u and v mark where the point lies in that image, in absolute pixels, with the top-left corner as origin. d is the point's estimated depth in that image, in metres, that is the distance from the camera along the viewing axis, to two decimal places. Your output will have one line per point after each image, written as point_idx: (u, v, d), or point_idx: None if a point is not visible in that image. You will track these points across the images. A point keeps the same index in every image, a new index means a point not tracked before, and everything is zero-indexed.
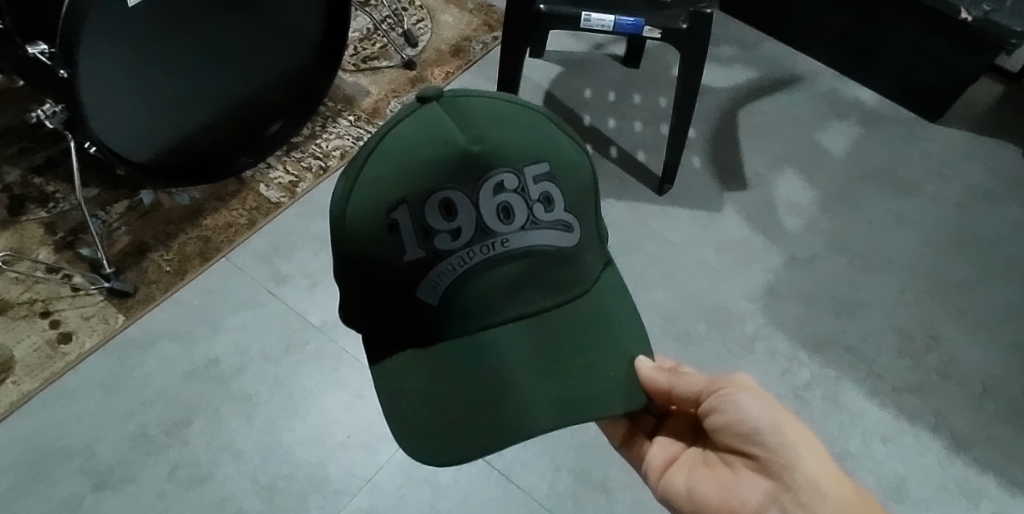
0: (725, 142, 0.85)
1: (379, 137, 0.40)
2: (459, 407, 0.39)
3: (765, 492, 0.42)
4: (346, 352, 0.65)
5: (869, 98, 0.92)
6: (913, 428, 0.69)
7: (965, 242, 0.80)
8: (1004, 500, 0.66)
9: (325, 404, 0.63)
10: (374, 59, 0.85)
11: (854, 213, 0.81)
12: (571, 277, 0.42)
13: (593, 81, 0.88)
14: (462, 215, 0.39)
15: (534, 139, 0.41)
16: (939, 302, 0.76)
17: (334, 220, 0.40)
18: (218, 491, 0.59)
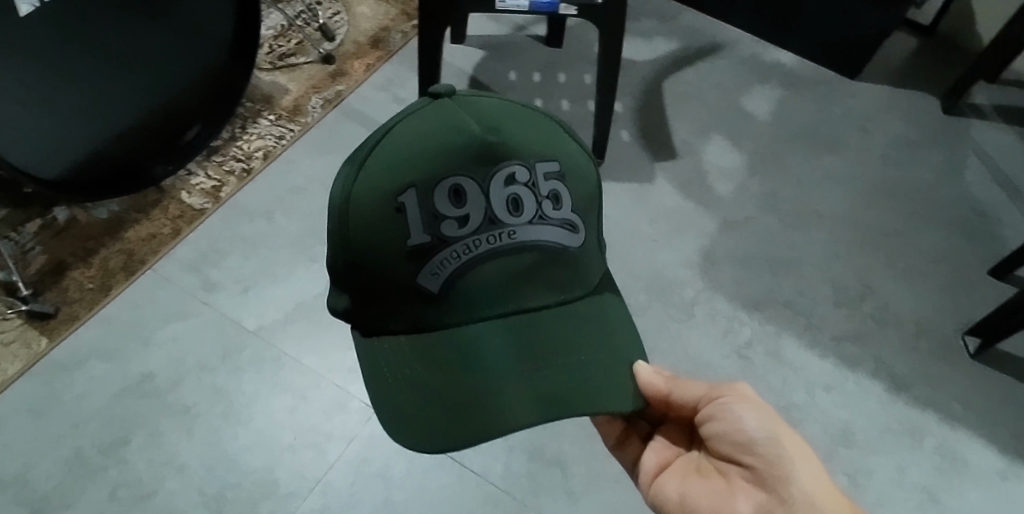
0: (652, 114, 0.86)
1: (396, 127, 0.42)
2: (457, 394, 0.39)
3: (759, 505, 0.42)
4: (285, 354, 0.64)
5: (789, 59, 0.94)
6: (854, 374, 0.71)
7: (890, 191, 0.83)
8: (945, 434, 0.69)
9: (269, 408, 0.61)
10: (292, 56, 0.83)
11: (780, 172, 0.83)
12: (577, 277, 0.42)
13: (518, 64, 0.88)
14: (472, 202, 0.40)
15: (549, 143, 0.43)
16: (871, 252, 0.78)
17: (339, 203, 0.40)
18: (163, 506, 0.57)
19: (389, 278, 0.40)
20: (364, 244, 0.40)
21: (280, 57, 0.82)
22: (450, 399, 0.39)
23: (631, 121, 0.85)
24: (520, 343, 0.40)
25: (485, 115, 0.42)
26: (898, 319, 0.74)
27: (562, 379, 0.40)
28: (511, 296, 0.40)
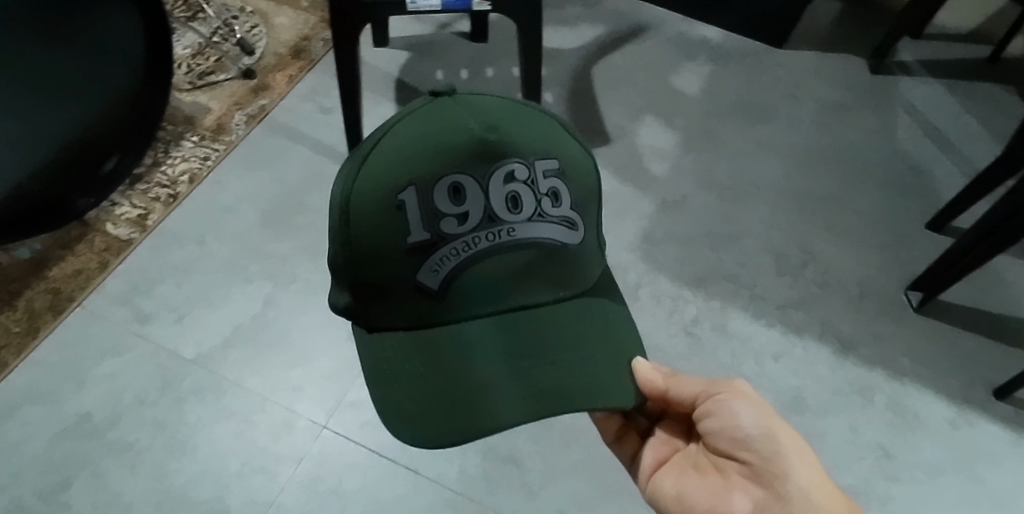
0: (586, 98, 0.86)
1: (393, 127, 0.43)
2: (455, 396, 0.40)
3: (753, 502, 0.44)
4: (226, 379, 0.64)
5: (715, 35, 0.94)
6: (800, 341, 0.73)
7: (823, 157, 0.85)
8: (892, 391, 0.71)
9: (213, 432, 0.62)
10: (213, 74, 0.82)
11: (711, 144, 0.84)
12: (576, 274, 0.43)
13: (442, 62, 0.88)
14: (471, 201, 0.41)
15: (551, 139, 0.44)
16: (806, 218, 0.80)
17: (339, 202, 0.41)
18: None
19: (390, 278, 0.41)
20: (365, 244, 0.41)
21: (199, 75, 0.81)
22: (448, 400, 0.40)
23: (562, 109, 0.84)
24: (527, 334, 0.41)
25: (486, 111, 0.43)
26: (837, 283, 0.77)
27: (566, 371, 0.41)
28: (514, 290, 0.41)
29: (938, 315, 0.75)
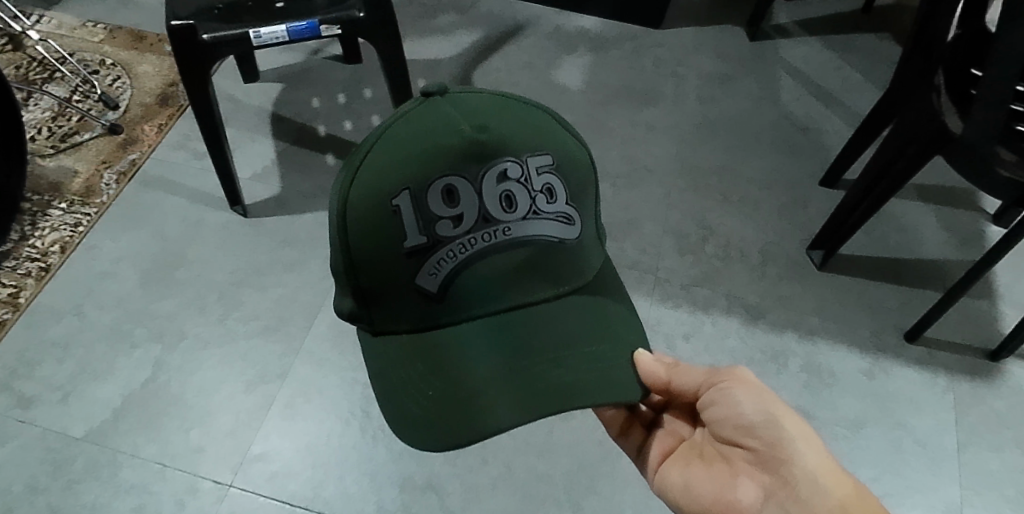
0: (500, 63, 1.91)
1: (385, 140, 0.84)
2: (489, 375, 0.81)
3: (754, 470, 0.89)
4: (138, 349, 1.43)
5: (585, 20, 2.02)
6: (759, 325, 1.47)
7: (774, 186, 1.70)
8: (814, 348, 1.44)
9: (172, 355, 1.44)
10: (234, 5, 1.38)
11: (601, 134, 1.78)
12: (570, 270, 0.86)
13: (320, 86, 1.83)
14: (461, 206, 0.81)
15: (538, 141, 0.85)
16: (700, 196, 1.67)
17: (346, 198, 0.83)
18: (161, 396, 1.40)
19: (401, 270, 0.82)
20: (381, 233, 0.81)
21: (223, 5, 1.38)
22: (457, 388, 0.81)
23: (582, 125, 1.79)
24: (515, 329, 0.83)
25: (474, 125, 0.83)
26: (780, 280, 1.53)
27: (572, 376, 0.82)
28: (517, 279, 0.83)
29: (912, 311, 1.50)
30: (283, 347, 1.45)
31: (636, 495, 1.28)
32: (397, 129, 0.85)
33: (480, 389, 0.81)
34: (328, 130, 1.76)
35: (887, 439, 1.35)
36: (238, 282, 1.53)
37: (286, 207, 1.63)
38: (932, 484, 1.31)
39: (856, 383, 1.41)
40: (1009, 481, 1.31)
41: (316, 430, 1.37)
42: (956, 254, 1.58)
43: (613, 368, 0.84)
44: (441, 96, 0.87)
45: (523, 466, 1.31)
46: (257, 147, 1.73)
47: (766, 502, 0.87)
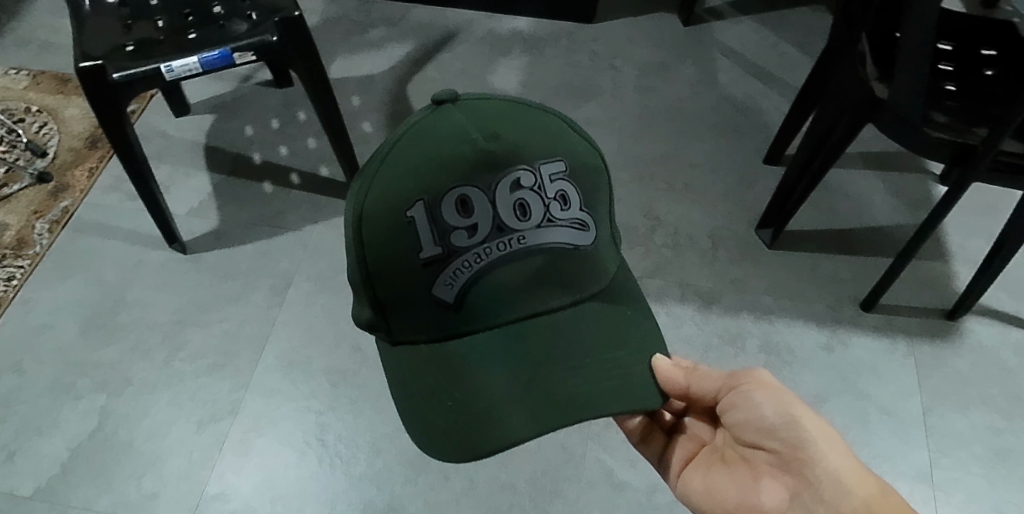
0: (435, 73, 1.88)
1: (398, 147, 0.81)
2: (511, 388, 0.78)
3: (778, 472, 0.86)
4: (83, 402, 1.38)
5: (517, 22, 2.00)
6: (714, 310, 1.45)
7: (719, 170, 1.68)
8: (770, 327, 1.43)
9: (119, 403, 1.38)
10: (145, 42, 1.33)
11: None
12: (587, 277, 0.82)
13: (252, 114, 1.79)
14: (475, 215, 0.78)
15: (549, 147, 0.82)
16: (645, 187, 1.65)
17: (359, 210, 0.80)
18: (109, 446, 1.34)
19: (417, 282, 0.79)
20: (394, 246, 0.79)
21: (134, 42, 1.33)
22: (479, 402, 0.78)
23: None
24: (533, 340, 0.80)
25: (485, 133, 0.80)
26: (732, 263, 1.52)
27: (591, 389, 0.78)
28: (535, 289, 0.80)
29: (866, 279, 1.49)
30: (233, 382, 1.40)
31: (603, 494, 1.25)
32: (409, 136, 0.82)
33: (503, 403, 0.78)
34: (264, 157, 1.72)
35: (851, 411, 1.33)
36: (181, 321, 1.48)
37: (225, 239, 1.59)
38: (901, 453, 1.29)
39: (816, 359, 1.39)
40: (975, 439, 1.30)
41: (273, 463, 1.32)
42: (906, 219, 1.57)
43: (636, 378, 0.80)
44: (452, 103, 0.84)
45: (486, 478, 1.27)
46: (193, 181, 1.68)
47: (791, 505, 0.84)
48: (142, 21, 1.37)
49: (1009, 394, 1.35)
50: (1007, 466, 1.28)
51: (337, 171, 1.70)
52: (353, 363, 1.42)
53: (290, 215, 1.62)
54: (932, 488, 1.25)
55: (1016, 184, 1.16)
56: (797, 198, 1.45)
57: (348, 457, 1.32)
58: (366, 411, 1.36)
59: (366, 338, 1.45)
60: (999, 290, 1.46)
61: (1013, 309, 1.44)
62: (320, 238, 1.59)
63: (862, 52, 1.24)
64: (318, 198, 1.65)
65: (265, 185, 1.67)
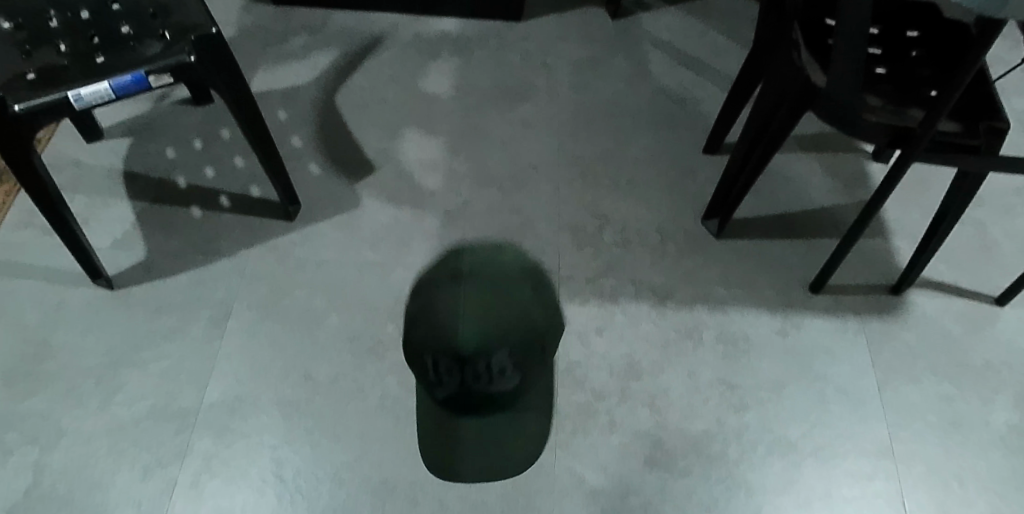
0: (365, 81, 1.82)
1: (440, 285, 1.09)
2: (474, 448, 1.03)
3: None
4: (12, 458, 1.28)
5: (444, 25, 1.96)
6: (668, 304, 1.45)
7: (660, 163, 1.69)
8: (724, 317, 1.44)
9: (53, 457, 1.29)
10: (48, 68, 1.23)
11: (479, 139, 1.72)
12: (528, 324, 1.01)
13: (173, 136, 1.70)
14: (483, 405, 1.02)
15: (524, 319, 1.01)
16: (590, 185, 1.64)
17: (410, 319, 1.08)
18: (46, 504, 1.24)
19: (426, 377, 1.02)
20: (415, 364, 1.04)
21: (36, 69, 1.23)
22: (442, 450, 1.05)
23: (459, 135, 1.73)
24: (492, 416, 1.03)
25: (483, 277, 1.04)
26: (682, 256, 1.52)
27: (504, 443, 1.03)
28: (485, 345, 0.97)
29: (813, 261, 1.51)
30: (178, 422, 1.32)
31: (575, 501, 1.23)
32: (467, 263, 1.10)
33: (446, 448, 1.04)
34: (189, 181, 1.63)
35: (810, 394, 1.35)
36: (115, 363, 1.38)
37: (155, 272, 1.50)
38: (861, 430, 1.32)
39: (772, 345, 1.40)
40: (930, 410, 1.34)
41: (229, 505, 1.25)
42: (844, 199, 1.61)
43: (526, 435, 1.04)
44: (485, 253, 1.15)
45: (456, 497, 1.24)
46: (114, 211, 1.58)
47: None
48: (42, 46, 1.26)
49: (957, 363, 1.39)
50: (961, 433, 1.32)
51: (270, 191, 1.62)
52: (305, 392, 1.36)
53: (223, 241, 1.54)
54: (893, 462, 1.29)
55: (951, 162, 1.20)
56: (741, 187, 1.46)
57: (309, 491, 1.26)
58: (324, 441, 1.30)
59: (317, 364, 1.39)
60: (937, 263, 1.52)
61: (952, 280, 1.49)
62: (258, 263, 1.51)
63: (795, 41, 1.26)
64: (251, 220, 1.58)
65: (193, 210, 1.58)
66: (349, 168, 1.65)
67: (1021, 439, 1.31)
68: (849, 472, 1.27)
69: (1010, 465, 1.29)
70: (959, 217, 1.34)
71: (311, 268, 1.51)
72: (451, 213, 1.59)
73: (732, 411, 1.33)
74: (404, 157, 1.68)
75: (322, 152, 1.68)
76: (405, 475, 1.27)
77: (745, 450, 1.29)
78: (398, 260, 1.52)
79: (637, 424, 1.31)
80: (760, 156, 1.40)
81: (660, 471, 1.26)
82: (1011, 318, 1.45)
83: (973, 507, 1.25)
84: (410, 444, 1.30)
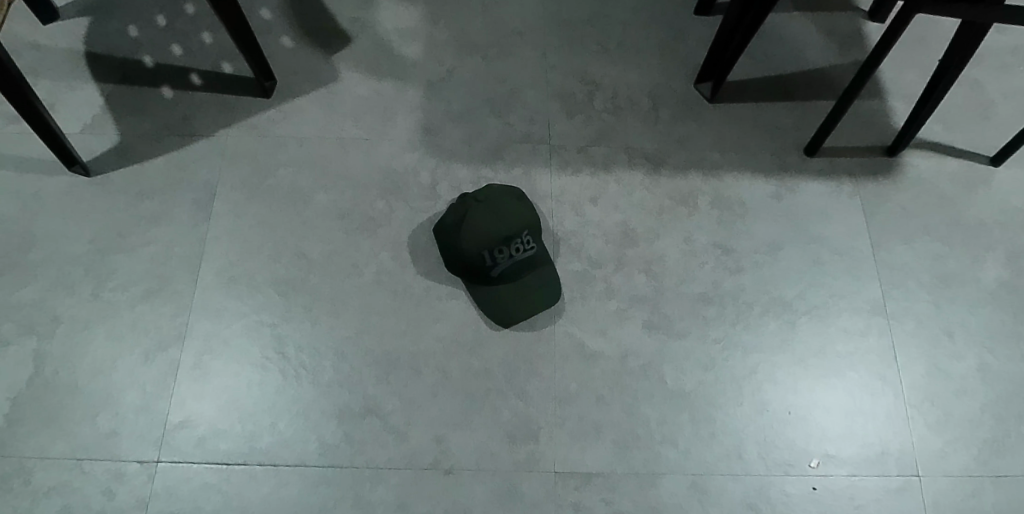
0: None
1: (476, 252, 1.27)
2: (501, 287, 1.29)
3: None
4: (9, 349, 1.27)
5: None
6: (663, 172, 1.44)
7: (650, 27, 1.62)
8: (720, 183, 1.43)
9: (51, 346, 1.28)
10: None
11: (461, 6, 1.63)
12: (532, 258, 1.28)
13: (132, 12, 1.59)
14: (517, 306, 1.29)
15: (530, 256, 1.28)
16: (579, 52, 1.58)
17: (457, 270, 1.29)
18: (51, 391, 1.25)
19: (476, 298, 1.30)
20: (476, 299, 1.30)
21: None
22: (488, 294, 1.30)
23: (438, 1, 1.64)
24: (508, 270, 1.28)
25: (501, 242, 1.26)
26: (675, 123, 1.49)
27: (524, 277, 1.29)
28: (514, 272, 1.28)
29: (808, 124, 1.49)
30: (174, 306, 1.32)
31: (576, 365, 1.27)
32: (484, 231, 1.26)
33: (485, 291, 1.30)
34: (156, 59, 1.54)
35: (804, 256, 1.37)
36: (102, 250, 1.36)
37: (132, 156, 1.44)
38: (853, 289, 1.35)
39: (766, 209, 1.41)
40: (921, 267, 1.37)
41: (235, 383, 1.26)
42: (840, 59, 1.57)
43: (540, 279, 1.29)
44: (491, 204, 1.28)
45: (459, 367, 1.27)
46: (80, 93, 1.50)
47: None
48: None
49: (948, 221, 1.41)
50: (950, 289, 1.36)
51: (243, 67, 1.54)
52: (300, 271, 1.35)
53: (200, 121, 1.48)
54: (886, 319, 1.33)
55: (956, 13, 1.16)
56: (735, 50, 1.41)
57: (313, 366, 1.27)
58: (323, 318, 1.31)
59: (310, 243, 1.37)
60: (932, 123, 1.51)
61: (947, 140, 1.49)
62: (238, 143, 1.46)
63: None
64: (227, 98, 1.51)
65: (165, 91, 1.51)
66: (325, 40, 1.57)
67: (1008, 293, 1.35)
68: (841, 329, 1.31)
69: (996, 318, 1.33)
70: (956, 77, 1.32)
71: (295, 147, 1.46)
72: (435, 84, 1.53)
73: (727, 275, 1.35)
74: (382, 26, 1.59)
75: (294, 23, 1.58)
76: (407, 347, 1.28)
77: (740, 312, 1.32)
78: (384, 134, 1.47)
79: (633, 290, 1.33)
80: (756, 14, 1.34)
81: (658, 334, 1.29)
82: (1004, 176, 1.46)
83: (960, 357, 1.30)
84: (411, 317, 1.31)
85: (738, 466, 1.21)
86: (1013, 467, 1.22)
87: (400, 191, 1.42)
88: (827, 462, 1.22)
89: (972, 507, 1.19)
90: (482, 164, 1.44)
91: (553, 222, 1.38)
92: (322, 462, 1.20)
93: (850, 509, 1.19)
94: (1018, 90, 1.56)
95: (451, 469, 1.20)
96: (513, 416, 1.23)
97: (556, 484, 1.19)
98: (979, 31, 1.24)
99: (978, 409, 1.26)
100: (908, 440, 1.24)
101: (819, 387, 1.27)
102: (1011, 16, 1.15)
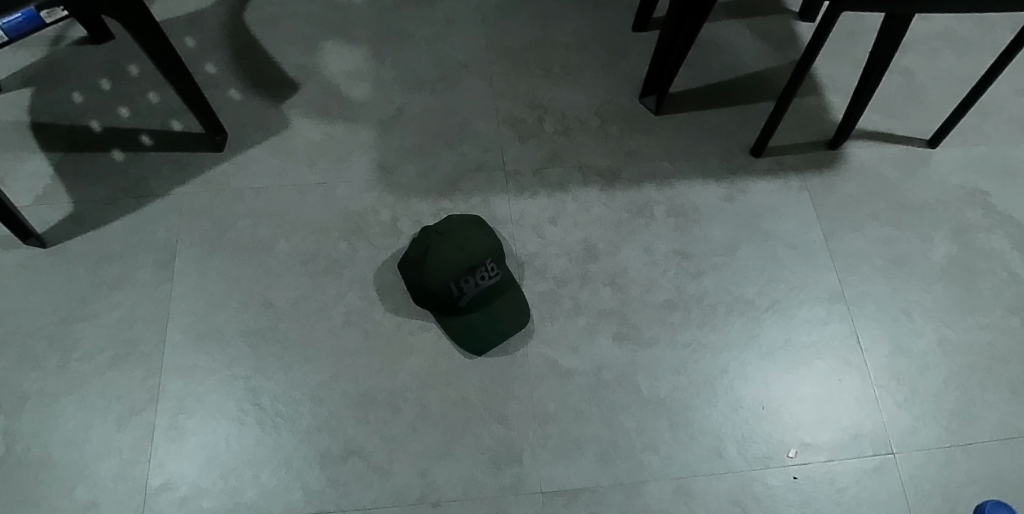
0: None
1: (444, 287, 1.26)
2: (474, 316, 1.30)
3: None
4: None
5: None
6: (617, 186, 1.47)
7: (590, 46, 1.66)
8: (674, 191, 1.47)
9: (21, 424, 1.25)
10: None
11: (405, 43, 1.66)
12: (500, 282, 1.31)
13: (77, 78, 1.59)
14: (494, 333, 1.30)
15: (498, 279, 1.30)
16: (524, 78, 1.61)
17: (427, 304, 1.30)
18: (24, 470, 1.22)
19: (450, 330, 1.31)
20: (451, 331, 1.31)
21: None
22: (464, 326, 1.30)
23: (382, 41, 1.66)
24: (480, 299, 1.29)
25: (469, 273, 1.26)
26: (625, 137, 1.53)
27: (495, 301, 1.31)
28: (487, 298, 1.30)
29: (751, 126, 1.54)
30: (143, 369, 1.30)
31: (552, 385, 1.28)
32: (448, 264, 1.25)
33: (461, 322, 1.30)
34: (104, 123, 1.54)
35: (762, 253, 1.41)
36: (65, 319, 1.34)
37: (87, 222, 1.43)
38: (812, 280, 1.39)
39: (720, 212, 1.45)
40: (874, 253, 1.42)
41: (212, 440, 1.25)
42: (775, 61, 1.63)
43: (510, 301, 1.32)
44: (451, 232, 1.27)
45: (437, 399, 1.27)
46: (28, 165, 1.49)
47: None
48: None
49: (894, 205, 1.46)
50: (904, 270, 1.40)
51: (192, 123, 1.55)
52: (268, 319, 1.34)
53: (153, 181, 1.48)
54: (846, 305, 1.37)
55: (880, 7, 1.21)
56: (674, 63, 1.45)
57: (290, 414, 1.27)
58: (296, 365, 1.31)
59: (275, 290, 1.37)
60: (869, 113, 1.57)
61: (885, 128, 1.55)
62: (194, 199, 1.46)
63: None
64: (178, 155, 1.51)
65: (116, 155, 1.50)
66: (272, 89, 1.58)
67: (958, 268, 1.40)
68: (804, 320, 1.35)
69: (950, 293, 1.38)
70: (887, 67, 1.38)
71: (252, 197, 1.46)
72: (387, 122, 1.55)
73: (689, 280, 1.38)
74: (329, 70, 1.61)
75: (240, 75, 1.59)
76: (383, 384, 1.29)
77: (706, 314, 1.35)
78: (340, 176, 1.48)
79: (601, 304, 1.35)
80: (691, 27, 1.38)
81: (629, 345, 1.31)
82: (942, 157, 1.52)
83: (920, 335, 1.34)
84: (384, 354, 1.31)
85: (719, 465, 1.23)
86: (980, 435, 1.26)
87: (362, 231, 1.43)
88: (805, 451, 1.24)
89: (947, 477, 1.23)
90: (440, 196, 1.46)
91: (516, 245, 1.40)
92: (308, 509, 1.20)
93: (831, 494, 1.21)
94: (946, 74, 1.63)
95: (439, 502, 1.20)
96: (495, 441, 1.24)
97: (544, 504, 1.19)
98: (900, 23, 1.30)
99: (943, 382, 1.30)
100: (880, 421, 1.27)
101: (790, 379, 1.30)
102: (927, 7, 1.21)
